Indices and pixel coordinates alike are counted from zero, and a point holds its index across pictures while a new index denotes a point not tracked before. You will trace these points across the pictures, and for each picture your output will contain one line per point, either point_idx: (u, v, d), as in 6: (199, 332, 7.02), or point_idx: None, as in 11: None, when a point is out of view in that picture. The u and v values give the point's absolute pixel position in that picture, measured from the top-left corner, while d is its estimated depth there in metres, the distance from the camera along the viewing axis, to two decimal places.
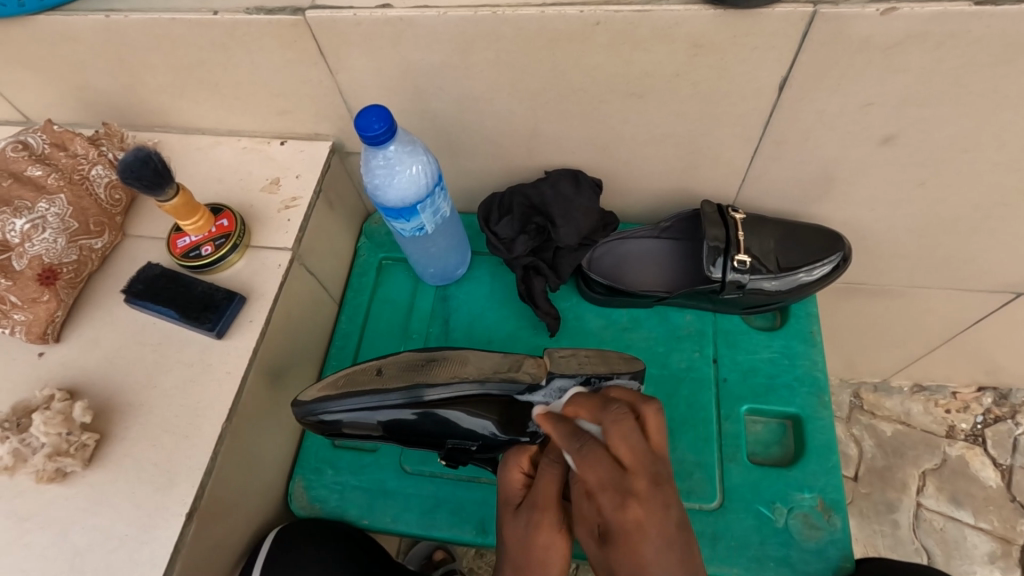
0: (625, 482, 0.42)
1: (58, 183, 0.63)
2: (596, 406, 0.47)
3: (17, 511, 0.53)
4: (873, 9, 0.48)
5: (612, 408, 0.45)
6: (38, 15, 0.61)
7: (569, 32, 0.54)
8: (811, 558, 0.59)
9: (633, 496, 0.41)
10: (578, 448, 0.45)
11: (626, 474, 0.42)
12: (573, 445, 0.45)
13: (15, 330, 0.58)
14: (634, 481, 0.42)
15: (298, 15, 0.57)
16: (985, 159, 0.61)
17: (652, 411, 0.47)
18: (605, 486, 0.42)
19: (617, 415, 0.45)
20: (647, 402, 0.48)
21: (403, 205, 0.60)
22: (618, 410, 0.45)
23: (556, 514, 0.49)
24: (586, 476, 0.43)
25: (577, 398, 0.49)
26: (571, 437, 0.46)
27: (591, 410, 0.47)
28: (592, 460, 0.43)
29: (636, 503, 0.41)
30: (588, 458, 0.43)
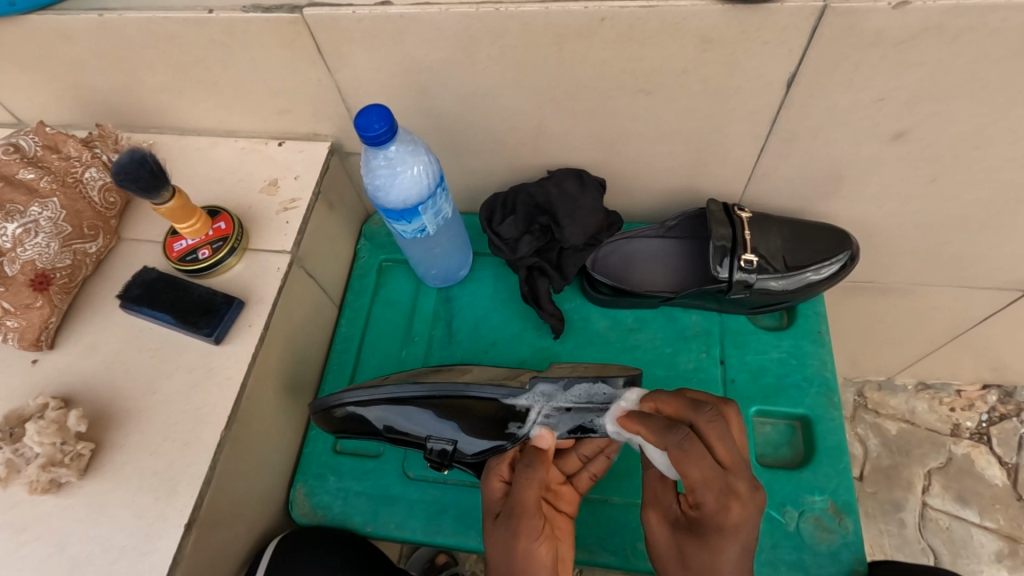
0: (728, 481, 0.45)
1: (50, 186, 0.61)
2: (683, 405, 0.49)
3: (11, 523, 0.51)
4: (886, 2, 0.47)
5: (706, 411, 0.47)
6: (29, 14, 0.60)
7: (574, 28, 0.53)
8: (824, 562, 0.58)
9: (734, 494, 0.45)
10: (678, 442, 0.45)
11: (727, 471, 0.45)
12: (671, 439, 0.46)
13: (7, 337, 0.57)
14: (736, 480, 0.45)
15: (297, 12, 0.56)
16: (997, 155, 0.60)
17: (731, 411, 0.51)
18: (711, 485, 0.45)
19: (710, 417, 0.47)
20: (726, 401, 0.51)
21: (406, 206, 0.59)
22: (710, 410, 0.47)
23: (531, 523, 0.50)
24: (687, 471, 0.45)
25: (658, 394, 0.51)
26: (666, 431, 0.46)
27: (684, 406, 0.49)
28: (698, 458, 0.45)
29: (736, 500, 0.45)
30: (694, 457, 0.45)
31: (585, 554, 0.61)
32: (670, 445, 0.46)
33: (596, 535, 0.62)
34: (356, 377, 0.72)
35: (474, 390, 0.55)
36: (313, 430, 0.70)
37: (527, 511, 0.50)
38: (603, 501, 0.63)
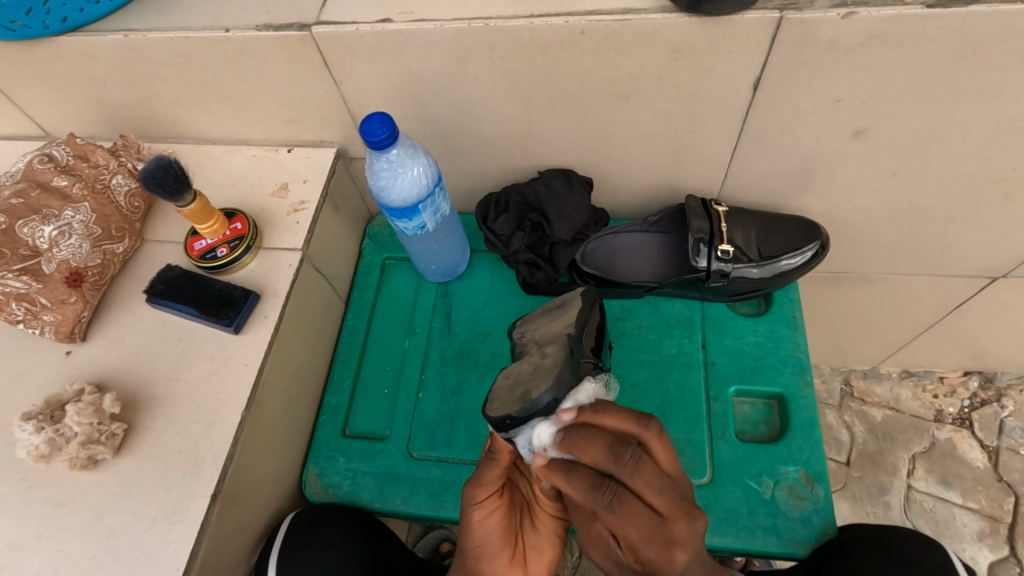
0: (665, 530, 0.46)
1: (82, 192, 0.67)
2: (603, 453, 0.48)
3: (52, 497, 0.56)
4: (835, 13, 0.52)
5: (626, 460, 0.47)
6: (60, 35, 0.65)
7: (557, 40, 0.58)
8: (797, 526, 0.63)
9: (676, 541, 0.46)
10: (606, 505, 0.47)
11: (665, 522, 0.47)
12: (600, 500, 0.47)
13: (44, 330, 0.63)
14: (674, 526, 0.46)
15: (305, 30, 0.61)
16: (951, 149, 0.65)
17: (655, 432, 0.50)
18: (650, 540, 0.46)
19: (632, 464, 0.47)
20: (649, 422, 0.50)
21: (406, 205, 0.64)
22: (629, 457, 0.47)
23: (477, 490, 0.56)
24: (626, 531, 0.47)
25: (575, 437, 0.49)
26: (592, 492, 0.47)
27: (603, 457, 0.48)
28: (630, 517, 0.46)
29: (679, 546, 0.46)
30: (626, 514, 0.46)
31: (577, 525, 0.66)
32: (598, 509, 0.47)
33: None
34: (363, 367, 0.78)
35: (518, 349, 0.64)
36: (323, 416, 0.75)
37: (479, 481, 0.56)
38: None
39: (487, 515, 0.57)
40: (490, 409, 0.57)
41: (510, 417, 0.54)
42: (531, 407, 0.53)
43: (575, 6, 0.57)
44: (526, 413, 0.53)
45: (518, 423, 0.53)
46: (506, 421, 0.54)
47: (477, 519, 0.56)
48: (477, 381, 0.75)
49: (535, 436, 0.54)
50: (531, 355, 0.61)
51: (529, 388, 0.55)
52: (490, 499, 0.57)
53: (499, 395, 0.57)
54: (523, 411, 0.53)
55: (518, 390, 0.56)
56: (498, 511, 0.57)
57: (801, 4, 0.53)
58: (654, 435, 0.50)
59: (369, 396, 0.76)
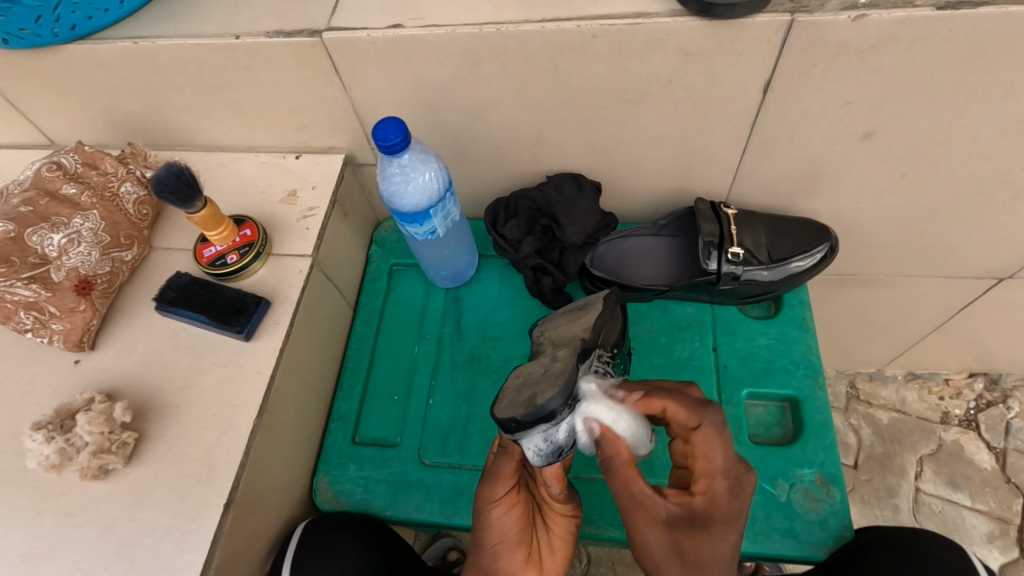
0: (740, 465, 0.51)
1: (91, 200, 0.67)
2: (687, 395, 0.53)
3: (63, 507, 0.56)
4: (846, 15, 0.53)
5: (699, 394, 0.54)
6: (70, 43, 0.65)
7: (568, 45, 0.59)
8: (814, 529, 0.63)
9: (744, 477, 0.51)
10: (716, 424, 0.51)
11: (738, 458, 0.52)
12: (705, 421, 0.51)
13: (53, 339, 0.62)
14: (744, 466, 0.51)
15: (316, 36, 0.61)
16: (959, 150, 0.65)
17: (701, 393, 0.57)
18: (728, 471, 0.50)
19: (707, 402, 0.53)
20: (692, 386, 0.56)
21: (417, 210, 0.64)
22: (698, 394, 0.54)
23: (495, 485, 0.56)
24: (715, 455, 0.50)
25: (663, 394, 0.54)
26: (703, 412, 0.51)
27: (693, 404, 0.52)
28: (723, 439, 0.51)
29: (746, 485, 0.51)
30: (722, 438, 0.51)
31: (592, 530, 0.65)
32: (707, 423, 0.51)
33: (602, 512, 0.66)
34: (372, 374, 0.77)
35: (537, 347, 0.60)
36: (334, 423, 0.74)
37: (499, 478, 0.56)
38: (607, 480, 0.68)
39: (507, 513, 0.56)
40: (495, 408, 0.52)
41: (516, 420, 0.49)
42: (541, 407, 0.48)
43: (587, 10, 0.57)
44: (534, 416, 0.48)
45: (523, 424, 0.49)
46: (513, 423, 0.49)
47: (497, 517, 0.56)
48: (487, 388, 0.74)
49: (541, 439, 0.50)
50: (548, 354, 0.56)
51: (536, 391, 0.50)
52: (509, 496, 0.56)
53: (506, 394, 0.52)
54: (529, 414, 0.49)
55: (525, 391, 0.51)
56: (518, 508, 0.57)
57: (812, 7, 0.54)
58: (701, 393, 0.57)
59: (379, 403, 0.75)
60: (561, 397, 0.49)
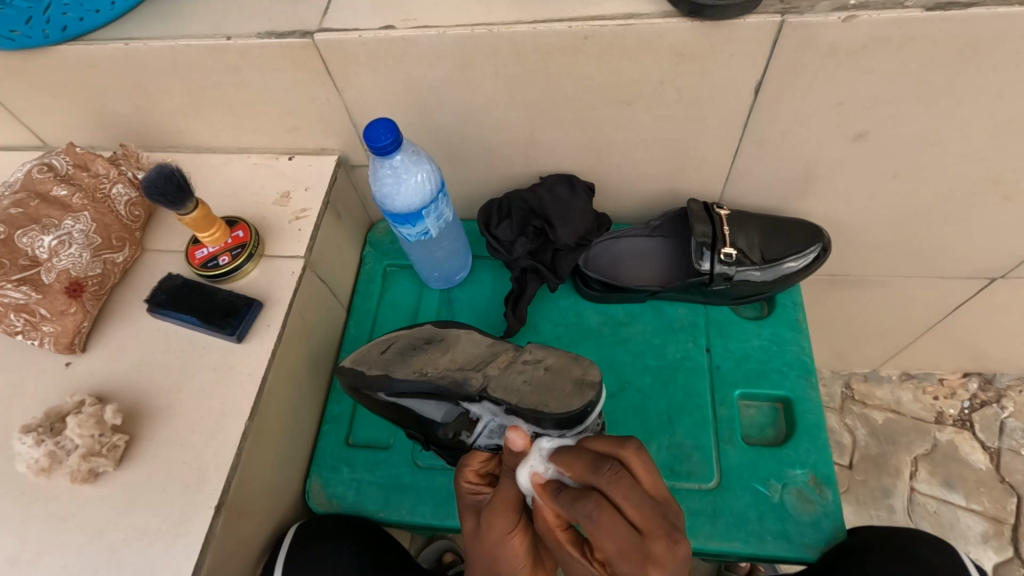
0: (645, 548, 0.38)
1: (82, 202, 0.66)
2: (589, 463, 0.44)
3: (53, 511, 0.55)
4: (836, 16, 0.53)
5: (606, 468, 0.43)
6: (61, 44, 0.65)
7: (560, 46, 0.59)
8: (807, 530, 0.63)
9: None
10: (589, 513, 0.41)
11: (643, 534, 0.39)
12: (583, 509, 0.42)
13: (43, 342, 0.62)
14: (653, 541, 0.38)
15: (308, 38, 0.61)
16: (950, 151, 0.65)
17: (631, 450, 0.45)
18: (626, 551, 0.38)
19: (614, 474, 0.42)
20: (626, 442, 0.46)
21: (409, 211, 0.64)
22: (610, 468, 0.43)
23: (508, 515, 0.51)
24: (606, 542, 0.40)
25: (570, 450, 0.47)
26: (581, 500, 0.42)
27: (586, 467, 0.44)
28: (609, 526, 0.40)
29: (656, 570, 0.38)
30: (606, 524, 0.40)
31: None
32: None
33: None
34: None
35: (456, 378, 0.59)
36: (326, 425, 0.74)
37: (511, 506, 0.52)
38: None
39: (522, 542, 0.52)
40: (550, 411, 0.52)
41: (591, 404, 0.53)
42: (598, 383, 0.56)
43: (578, 11, 0.57)
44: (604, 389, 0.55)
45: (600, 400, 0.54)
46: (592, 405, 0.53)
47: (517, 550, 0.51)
48: None
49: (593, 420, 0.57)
50: (483, 373, 0.58)
51: (573, 376, 0.55)
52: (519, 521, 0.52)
53: (546, 397, 0.54)
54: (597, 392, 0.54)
55: (558, 384, 0.55)
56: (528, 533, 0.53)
57: (802, 8, 0.54)
58: (632, 451, 0.45)
59: None
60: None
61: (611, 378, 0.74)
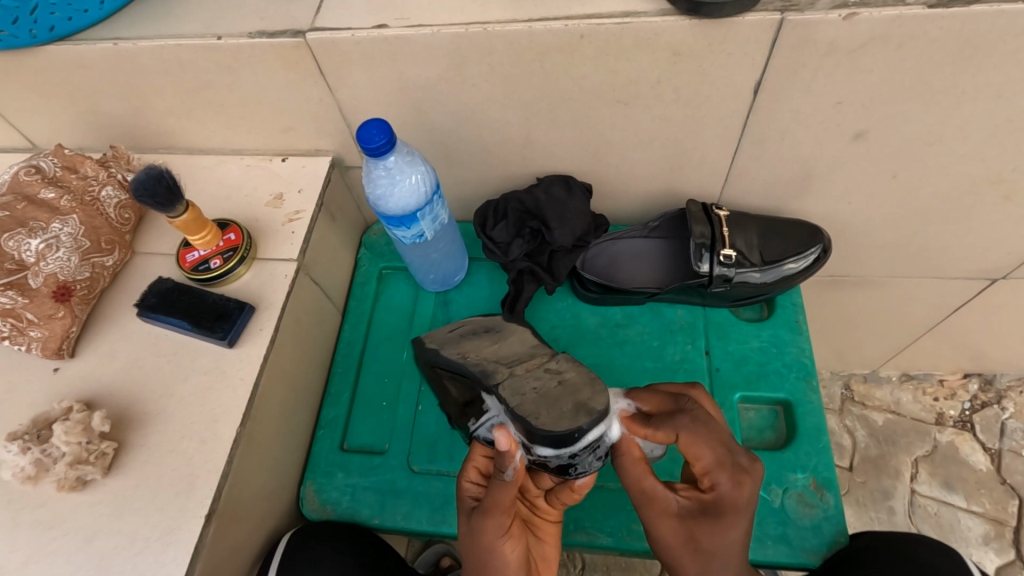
0: (734, 459, 0.51)
1: (70, 205, 0.65)
2: (664, 399, 0.56)
3: (39, 520, 0.54)
4: (836, 14, 0.52)
5: (686, 401, 0.54)
6: (49, 44, 0.64)
7: (556, 45, 0.58)
8: (808, 535, 0.62)
9: (744, 470, 0.51)
10: (688, 426, 0.51)
11: (731, 451, 0.51)
12: (677, 425, 0.52)
13: (31, 347, 0.61)
14: (739, 457, 0.52)
15: (300, 37, 0.60)
16: (950, 151, 0.65)
17: (698, 391, 0.59)
18: (723, 464, 0.50)
19: (693, 405, 0.54)
20: (692, 386, 0.60)
21: (404, 212, 0.63)
22: (690, 399, 0.55)
23: (498, 521, 0.52)
24: (705, 456, 0.51)
25: (638, 394, 0.57)
26: (670, 421, 0.52)
27: (667, 403, 0.56)
28: (711, 440, 0.51)
29: (745, 474, 0.51)
30: (707, 442, 0.51)
31: (583, 537, 0.64)
32: (681, 430, 0.51)
33: (594, 519, 0.65)
34: (360, 378, 0.76)
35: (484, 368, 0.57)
36: (321, 430, 0.73)
37: (501, 511, 0.52)
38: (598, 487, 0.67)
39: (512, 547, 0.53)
40: (537, 424, 0.49)
41: (579, 429, 0.48)
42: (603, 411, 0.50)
43: (574, 9, 0.56)
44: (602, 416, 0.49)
45: (591, 429, 0.49)
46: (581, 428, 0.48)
47: (506, 553, 0.53)
48: None
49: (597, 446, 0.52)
50: (508, 370, 0.56)
51: (579, 398, 0.50)
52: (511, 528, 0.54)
53: (540, 410, 0.50)
54: (593, 419, 0.49)
55: (565, 402, 0.50)
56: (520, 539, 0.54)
57: (802, 5, 0.53)
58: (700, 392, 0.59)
59: (367, 409, 0.74)
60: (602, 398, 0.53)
61: (609, 381, 0.73)
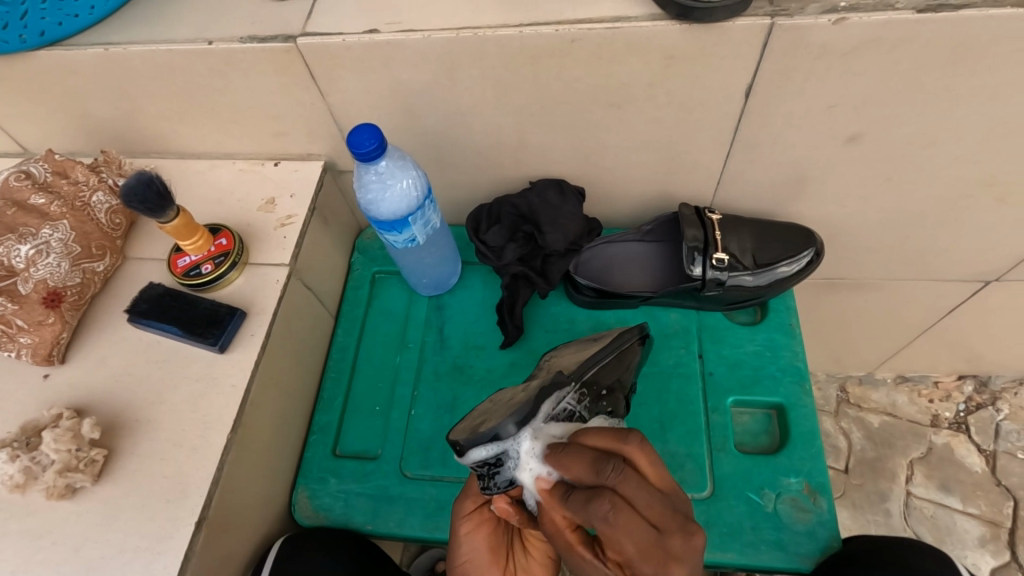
0: (663, 544, 0.40)
1: (60, 210, 0.65)
2: (587, 467, 0.44)
3: (29, 529, 0.54)
4: (826, 19, 0.52)
5: (607, 473, 0.43)
6: (39, 49, 0.64)
7: (548, 49, 0.58)
8: (802, 540, 0.62)
9: (673, 558, 0.40)
10: (602, 517, 0.41)
11: (659, 530, 0.41)
12: (596, 513, 0.41)
13: (21, 354, 0.60)
14: (670, 540, 0.40)
15: (291, 42, 0.60)
16: (943, 154, 0.65)
17: (635, 445, 0.46)
18: (647, 556, 0.40)
19: (618, 478, 0.42)
20: (629, 433, 0.46)
21: (396, 218, 0.63)
22: (613, 467, 0.43)
23: (463, 502, 0.58)
24: (623, 542, 0.40)
25: (559, 457, 0.46)
26: (586, 507, 0.42)
27: (586, 471, 0.44)
28: (626, 526, 0.40)
29: (676, 564, 0.40)
30: (625, 526, 0.40)
31: None
32: (596, 520, 0.41)
33: None
34: (354, 384, 0.76)
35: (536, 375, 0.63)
36: (314, 435, 0.73)
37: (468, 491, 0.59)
38: None
39: (474, 530, 0.58)
40: (456, 430, 0.54)
41: (460, 445, 0.50)
42: (483, 432, 0.50)
43: (566, 14, 0.56)
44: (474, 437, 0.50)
45: (466, 448, 0.50)
46: (456, 446, 0.51)
47: (464, 534, 0.58)
48: (471, 399, 0.73)
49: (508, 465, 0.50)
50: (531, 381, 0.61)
51: (489, 419, 0.52)
52: (477, 514, 0.58)
53: (472, 419, 0.55)
54: (472, 438, 0.50)
55: (481, 420, 0.53)
56: (485, 528, 0.58)
57: (792, 10, 0.53)
58: (636, 448, 0.45)
59: (360, 414, 0.74)
60: (511, 421, 0.50)
61: None
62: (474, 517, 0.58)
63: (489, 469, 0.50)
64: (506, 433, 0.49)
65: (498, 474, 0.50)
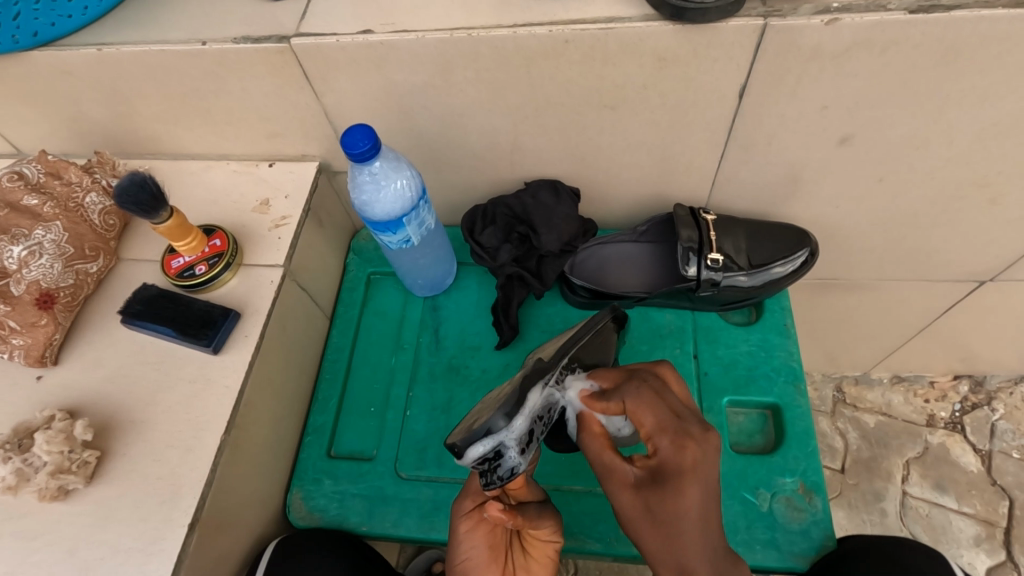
0: (682, 426, 0.46)
1: (54, 211, 0.65)
2: (621, 374, 0.56)
3: (20, 531, 0.54)
4: (819, 20, 0.52)
5: (641, 372, 0.53)
6: (32, 50, 0.64)
7: (540, 50, 0.58)
8: (796, 539, 0.62)
9: (690, 436, 0.45)
10: (633, 392, 0.50)
11: (680, 419, 0.47)
12: (625, 391, 0.51)
13: (13, 355, 0.60)
14: (689, 425, 0.46)
15: (285, 43, 0.60)
16: (935, 155, 0.65)
17: (666, 368, 0.55)
18: (666, 428, 0.47)
19: (648, 373, 0.53)
20: (660, 363, 0.56)
21: (389, 219, 0.63)
22: (646, 372, 0.53)
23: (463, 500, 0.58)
24: (643, 419, 0.48)
25: (601, 371, 0.57)
26: (619, 390, 0.51)
27: (623, 375, 0.55)
28: (652, 403, 0.48)
29: (691, 443, 0.45)
30: (645, 405, 0.49)
31: (572, 543, 0.64)
32: (626, 396, 0.50)
33: (582, 525, 0.65)
34: (349, 385, 0.76)
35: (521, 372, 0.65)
36: (309, 436, 0.73)
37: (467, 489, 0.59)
38: (586, 492, 0.67)
39: (474, 528, 0.57)
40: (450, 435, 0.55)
41: (457, 446, 0.51)
42: (476, 430, 0.51)
43: (559, 15, 0.56)
44: (469, 434, 0.51)
45: (464, 448, 0.51)
46: (453, 447, 0.52)
47: (463, 531, 0.57)
48: (466, 400, 0.73)
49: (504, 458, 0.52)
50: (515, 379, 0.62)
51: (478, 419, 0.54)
52: (476, 511, 0.58)
53: (462, 425, 0.57)
54: (467, 437, 0.51)
55: (471, 420, 0.55)
56: (485, 526, 0.57)
57: (785, 11, 0.53)
58: (668, 370, 0.55)
59: (355, 415, 0.74)
60: (500, 414, 0.52)
61: None
62: (473, 514, 0.58)
63: (488, 464, 0.52)
64: (498, 427, 0.52)
65: (499, 467, 0.52)
